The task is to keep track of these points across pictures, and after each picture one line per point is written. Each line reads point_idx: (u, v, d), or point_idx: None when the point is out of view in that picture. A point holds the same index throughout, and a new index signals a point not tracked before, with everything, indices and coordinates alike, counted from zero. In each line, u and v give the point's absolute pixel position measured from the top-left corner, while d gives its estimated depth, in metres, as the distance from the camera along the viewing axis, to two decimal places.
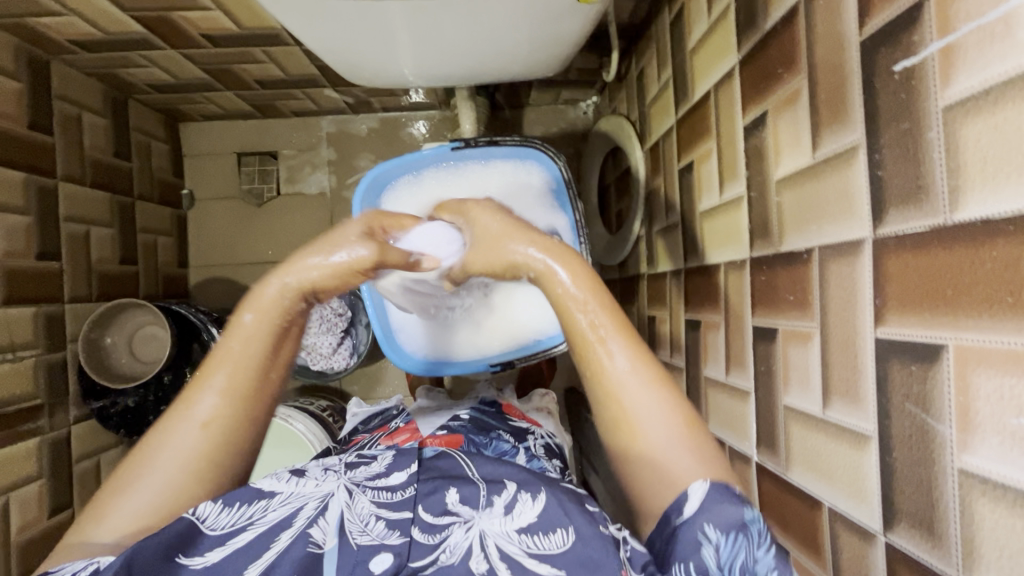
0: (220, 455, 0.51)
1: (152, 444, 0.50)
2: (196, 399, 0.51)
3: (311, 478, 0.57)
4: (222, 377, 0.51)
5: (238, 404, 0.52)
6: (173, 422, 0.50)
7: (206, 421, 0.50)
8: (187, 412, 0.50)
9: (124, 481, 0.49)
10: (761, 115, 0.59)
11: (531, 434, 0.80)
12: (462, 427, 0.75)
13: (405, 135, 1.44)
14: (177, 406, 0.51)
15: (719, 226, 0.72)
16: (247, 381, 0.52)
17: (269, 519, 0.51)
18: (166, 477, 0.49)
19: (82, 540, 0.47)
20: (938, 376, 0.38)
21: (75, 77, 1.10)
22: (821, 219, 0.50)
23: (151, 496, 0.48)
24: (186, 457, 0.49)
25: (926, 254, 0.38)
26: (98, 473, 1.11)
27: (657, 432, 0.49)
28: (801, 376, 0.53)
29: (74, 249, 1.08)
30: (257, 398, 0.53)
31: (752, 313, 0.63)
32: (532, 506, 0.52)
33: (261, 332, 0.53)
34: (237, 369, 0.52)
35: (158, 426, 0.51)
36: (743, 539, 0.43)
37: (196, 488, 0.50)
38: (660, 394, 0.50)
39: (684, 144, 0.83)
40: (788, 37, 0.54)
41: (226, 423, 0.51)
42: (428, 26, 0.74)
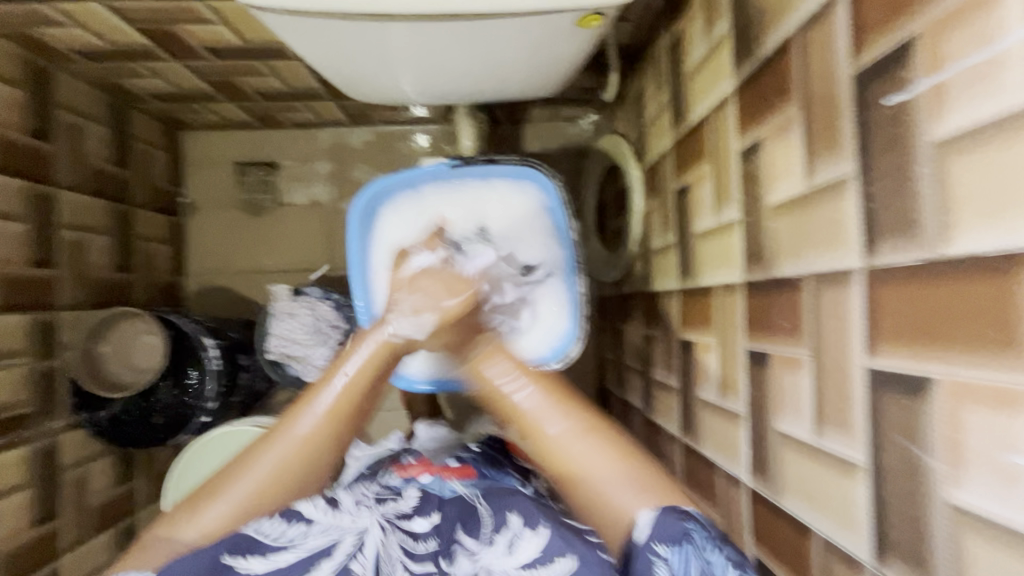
0: (303, 473, 0.59)
1: (258, 448, 0.60)
2: (298, 420, 0.60)
3: (347, 510, 0.61)
4: (325, 405, 0.60)
5: (331, 429, 0.60)
6: (277, 436, 0.60)
7: (304, 437, 0.59)
8: (289, 429, 0.60)
9: (223, 481, 0.59)
10: (756, 142, 0.60)
11: (539, 475, 0.78)
12: (472, 459, 0.77)
13: (405, 148, 1.45)
14: (283, 424, 0.60)
15: (714, 248, 0.72)
16: (344, 408, 0.61)
17: (309, 545, 0.56)
18: (255, 485, 0.58)
19: (173, 536, 0.56)
20: (929, 409, 0.38)
21: (78, 86, 1.10)
22: (813, 247, 0.50)
23: (239, 498, 0.58)
24: (273, 471, 0.58)
25: (917, 287, 0.38)
26: (85, 484, 1.09)
27: (606, 474, 0.57)
28: (794, 403, 0.53)
29: (69, 256, 1.07)
30: (347, 426, 0.61)
31: (745, 336, 0.63)
32: (533, 539, 0.54)
33: (371, 362, 0.63)
34: (338, 399, 0.61)
35: (264, 437, 0.60)
36: (688, 547, 0.48)
37: (276, 497, 0.59)
38: (594, 442, 0.58)
39: (680, 166, 0.84)
40: (782, 66, 0.55)
41: (317, 445, 0.60)
42: (429, 47, 0.75)
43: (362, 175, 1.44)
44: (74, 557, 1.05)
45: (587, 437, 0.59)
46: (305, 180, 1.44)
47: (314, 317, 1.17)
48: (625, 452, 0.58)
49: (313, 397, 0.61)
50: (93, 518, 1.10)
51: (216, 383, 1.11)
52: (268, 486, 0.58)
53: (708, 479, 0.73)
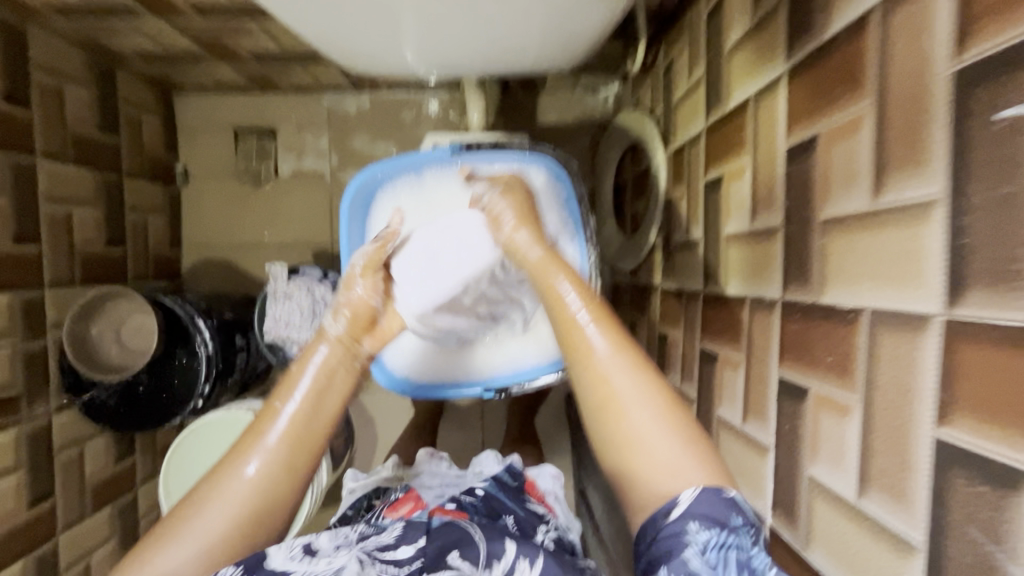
0: (262, 509, 0.56)
1: (209, 489, 0.57)
2: (246, 457, 0.58)
3: (323, 555, 0.54)
4: (277, 434, 0.58)
5: (284, 458, 0.58)
6: (227, 474, 0.57)
7: (252, 475, 0.57)
8: (237, 469, 0.57)
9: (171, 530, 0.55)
10: (810, 140, 0.51)
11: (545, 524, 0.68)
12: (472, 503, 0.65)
13: (411, 117, 1.35)
14: (228, 464, 0.58)
15: (748, 255, 0.64)
16: (292, 435, 0.59)
17: None
18: (206, 527, 0.55)
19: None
20: (1018, 507, 0.31)
21: (56, 44, 1.02)
22: (874, 278, 0.42)
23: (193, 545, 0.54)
24: (229, 512, 0.55)
25: (1019, 357, 0.31)
26: (82, 462, 1.07)
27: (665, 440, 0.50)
28: (833, 452, 0.47)
29: (54, 230, 1.02)
30: (298, 454, 0.59)
31: (779, 362, 0.56)
32: (531, 566, 0.53)
33: (316, 385, 0.61)
34: (290, 425, 0.59)
35: (210, 478, 0.58)
36: (734, 539, 0.43)
37: (236, 537, 0.55)
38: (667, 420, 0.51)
39: (713, 155, 0.74)
40: (853, 51, 0.45)
41: (270, 476, 0.57)
42: (432, 14, 0.65)
43: (365, 145, 1.35)
44: (72, 534, 1.04)
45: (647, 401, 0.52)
46: (306, 150, 1.35)
47: (312, 299, 1.11)
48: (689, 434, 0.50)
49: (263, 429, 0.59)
50: (92, 495, 1.10)
51: (208, 367, 1.06)
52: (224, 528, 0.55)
53: None
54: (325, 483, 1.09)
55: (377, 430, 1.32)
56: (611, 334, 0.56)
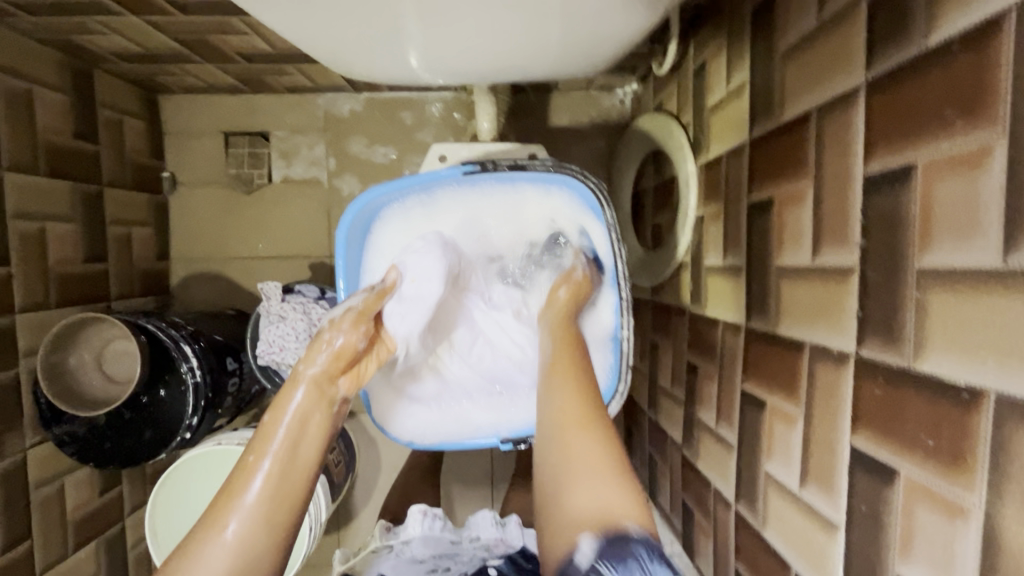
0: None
1: (186, 559, 0.48)
2: (225, 519, 0.49)
3: None
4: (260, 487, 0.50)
5: (268, 514, 0.50)
6: (204, 541, 0.48)
7: (236, 539, 0.48)
8: (214, 538, 0.48)
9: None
10: (901, 169, 0.42)
11: None
12: None
13: (412, 119, 1.25)
14: (200, 531, 0.49)
15: (808, 293, 0.55)
16: (274, 488, 0.50)
17: None
18: None
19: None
20: None
21: (23, 44, 0.93)
22: (1009, 356, 0.33)
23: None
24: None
25: None
26: (64, 498, 1.00)
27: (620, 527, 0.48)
28: (939, 555, 0.38)
29: (25, 249, 0.93)
30: (288, 506, 0.51)
31: (852, 429, 0.48)
32: None
33: (303, 423, 0.53)
34: (272, 478, 0.51)
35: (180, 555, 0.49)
36: (635, 565, 0.45)
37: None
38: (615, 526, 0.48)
39: (759, 173, 0.65)
40: (973, 65, 0.36)
41: (254, 543, 0.49)
42: (440, 16, 0.56)
43: (363, 149, 1.26)
44: None
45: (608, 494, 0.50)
46: (302, 156, 1.26)
47: (308, 321, 1.03)
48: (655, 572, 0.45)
49: (241, 486, 0.50)
50: (75, 532, 1.02)
51: (196, 397, 0.97)
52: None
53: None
54: (324, 520, 1.01)
55: (380, 455, 1.24)
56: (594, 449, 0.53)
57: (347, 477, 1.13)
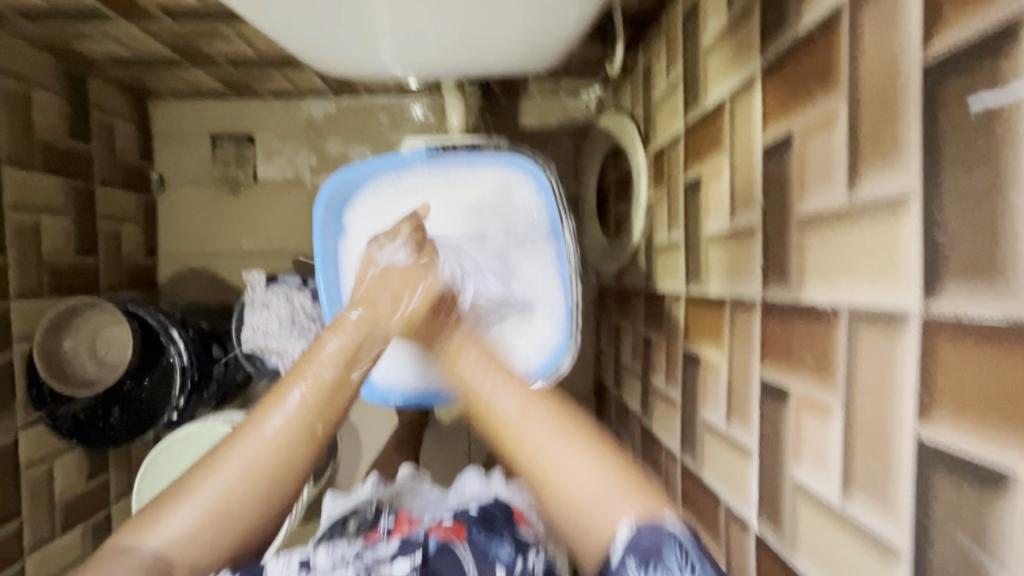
0: (277, 475, 0.57)
1: (225, 447, 0.58)
2: (267, 420, 0.58)
3: None
4: (287, 412, 0.58)
5: (298, 434, 0.58)
6: (245, 436, 0.58)
7: (275, 435, 0.57)
8: (257, 428, 0.58)
9: (188, 486, 0.57)
10: (785, 136, 0.50)
11: (535, 547, 0.65)
12: (466, 518, 0.66)
13: (389, 121, 1.33)
14: (246, 426, 0.58)
15: (727, 255, 0.63)
16: (313, 410, 0.59)
17: None
18: (227, 483, 0.56)
19: (137, 542, 0.54)
20: (1001, 509, 0.29)
21: (21, 49, 0.99)
22: (853, 274, 0.41)
23: (205, 503, 0.55)
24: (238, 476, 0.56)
25: (998, 350, 0.29)
26: (52, 479, 1.03)
27: (597, 485, 0.52)
28: (817, 454, 0.46)
29: (20, 240, 0.99)
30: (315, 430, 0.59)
31: (761, 363, 0.55)
32: None
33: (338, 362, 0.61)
34: (309, 394, 0.59)
35: (227, 441, 0.58)
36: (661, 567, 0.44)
37: (252, 501, 0.57)
38: (573, 440, 0.55)
39: (692, 155, 0.74)
40: (826, 46, 0.45)
41: (287, 442, 0.58)
42: (405, 13, 0.64)
43: (341, 149, 1.33)
44: (41, 556, 1.00)
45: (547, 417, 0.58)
46: (286, 157, 1.33)
47: (290, 308, 1.09)
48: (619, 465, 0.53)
49: (278, 397, 0.59)
50: (62, 514, 1.05)
51: (183, 378, 1.03)
52: (241, 487, 0.56)
53: (711, 511, 0.66)
54: (305, 498, 1.05)
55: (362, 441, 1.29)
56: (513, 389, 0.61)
57: (329, 459, 1.18)
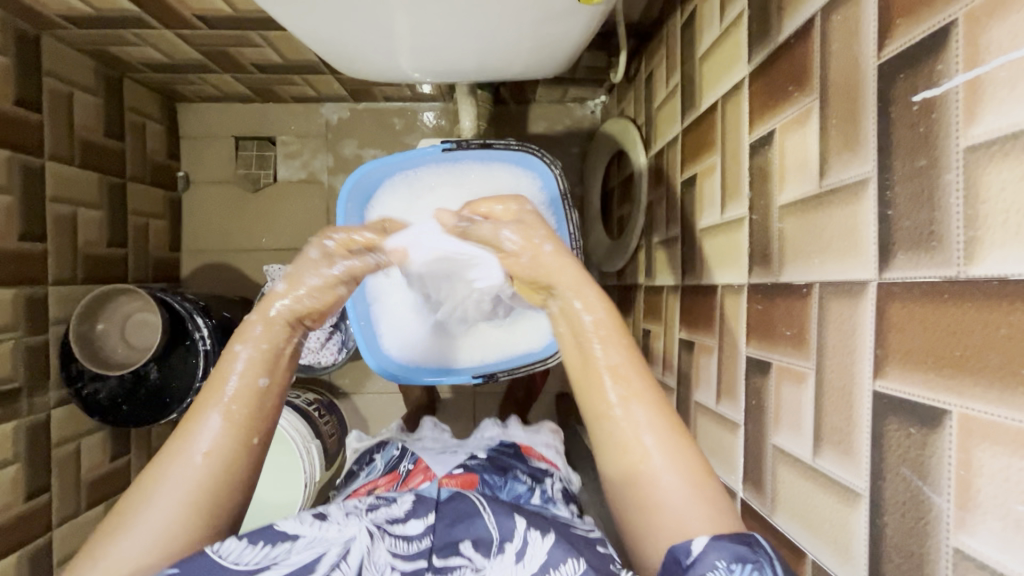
0: (228, 479, 0.52)
1: (150, 479, 0.51)
2: (200, 428, 0.52)
3: (333, 520, 0.55)
4: (221, 413, 0.53)
5: (236, 436, 0.53)
6: (172, 458, 0.51)
7: (208, 451, 0.51)
8: (183, 453, 0.51)
9: (115, 529, 0.49)
10: (768, 133, 0.56)
11: (548, 479, 0.76)
12: (478, 466, 0.73)
13: (403, 125, 1.40)
14: (171, 446, 0.52)
15: (718, 245, 0.68)
16: (245, 411, 0.54)
17: (293, 561, 0.49)
18: (168, 508, 0.49)
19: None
20: (938, 444, 0.34)
21: (66, 52, 1.07)
22: (823, 253, 0.46)
23: (143, 541, 0.48)
24: (172, 507, 0.49)
25: (933, 307, 0.34)
26: (79, 458, 1.08)
27: (670, 478, 0.49)
28: (793, 418, 0.50)
29: (59, 229, 1.05)
30: (255, 424, 0.54)
31: (746, 342, 0.60)
32: (543, 539, 0.53)
33: (263, 355, 0.57)
34: (237, 405, 0.54)
35: (153, 468, 0.51)
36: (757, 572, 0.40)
37: (193, 532, 0.49)
38: (672, 447, 0.50)
39: (688, 155, 0.79)
40: (801, 52, 0.50)
41: (224, 459, 0.52)
42: (425, 21, 0.70)
43: (357, 151, 1.40)
44: (68, 530, 1.05)
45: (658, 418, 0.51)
46: (305, 158, 1.40)
47: None
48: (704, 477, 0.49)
49: (208, 408, 0.53)
50: (87, 493, 1.10)
51: (206, 362, 1.08)
52: (177, 516, 0.49)
53: None
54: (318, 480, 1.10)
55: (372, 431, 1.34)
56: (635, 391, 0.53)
57: (341, 446, 1.23)
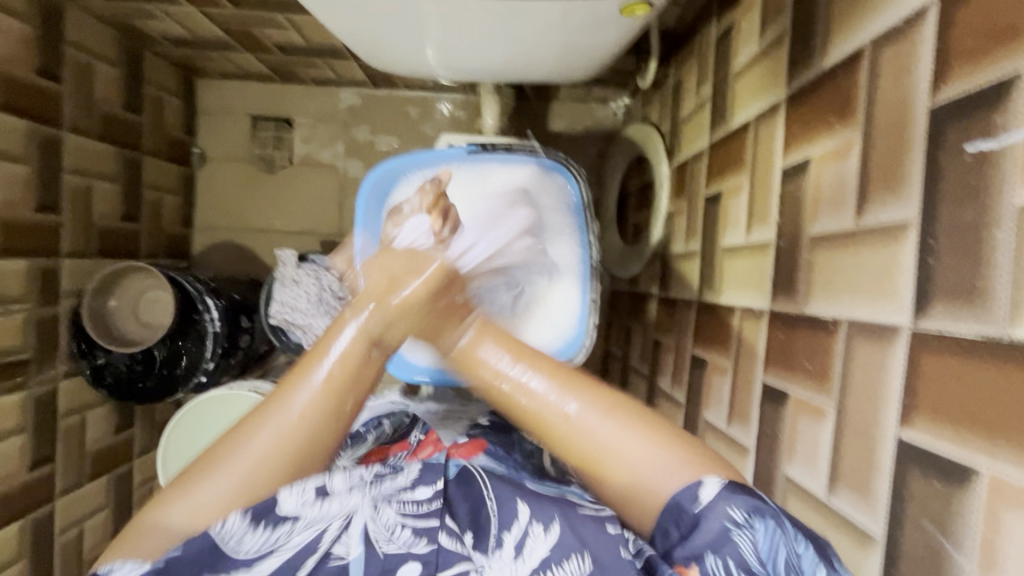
0: (309, 446, 0.54)
1: (243, 432, 0.54)
2: (293, 395, 0.55)
3: (336, 495, 0.53)
4: (325, 373, 0.55)
5: (328, 403, 0.55)
6: (272, 410, 0.54)
7: (302, 413, 0.54)
8: (285, 403, 0.54)
9: (211, 462, 0.53)
10: (804, 160, 0.55)
11: None
12: (482, 431, 0.77)
13: (418, 114, 1.39)
14: (269, 406, 0.55)
15: (740, 266, 0.68)
16: (341, 379, 0.56)
17: (294, 543, 0.51)
18: (247, 464, 0.52)
19: (162, 519, 0.51)
20: (965, 501, 0.34)
21: (89, 23, 1.06)
22: (854, 291, 0.46)
23: (231, 483, 0.52)
24: (259, 455, 0.53)
25: (972, 364, 0.34)
26: (84, 430, 1.09)
27: (646, 461, 0.49)
28: (808, 452, 0.50)
29: (74, 201, 1.05)
30: (347, 396, 0.56)
31: (764, 368, 0.59)
32: (545, 532, 0.51)
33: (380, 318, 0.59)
34: (336, 368, 0.56)
35: (253, 417, 0.55)
36: (777, 530, 0.43)
37: (271, 479, 0.53)
38: (618, 418, 0.52)
39: (714, 171, 0.78)
40: (846, 83, 0.49)
41: (316, 418, 0.54)
42: (459, 22, 0.70)
43: (370, 137, 1.39)
44: (71, 500, 1.05)
45: (589, 394, 0.53)
46: (322, 141, 1.39)
47: (318, 286, 1.11)
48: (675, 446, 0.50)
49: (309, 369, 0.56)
50: (90, 464, 1.10)
51: (214, 344, 1.09)
52: (265, 463, 0.53)
53: None
54: None
55: None
56: (537, 366, 0.56)
57: None
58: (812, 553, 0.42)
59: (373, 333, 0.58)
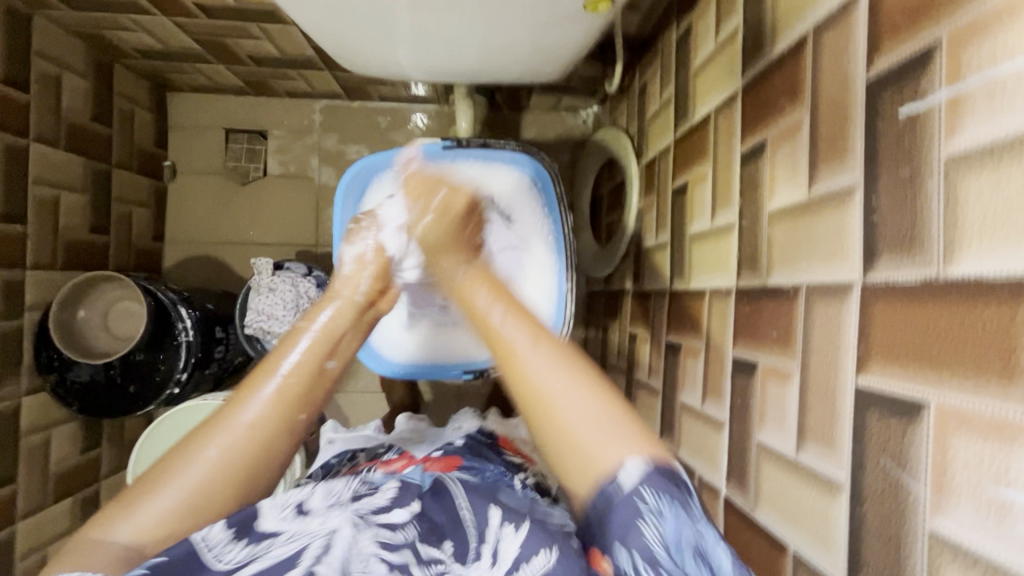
0: (258, 463, 0.55)
1: (200, 437, 0.54)
2: (242, 407, 0.56)
3: (316, 516, 0.53)
4: (272, 388, 0.57)
5: (280, 413, 0.56)
6: (222, 422, 0.55)
7: (252, 423, 0.55)
8: (230, 419, 0.55)
9: (157, 478, 0.52)
10: (760, 144, 0.58)
11: (525, 470, 0.77)
12: (459, 450, 0.77)
13: (390, 123, 1.41)
14: (223, 414, 0.56)
15: (708, 250, 0.71)
16: (293, 390, 0.58)
17: (273, 555, 0.47)
18: (199, 477, 0.52)
19: (105, 535, 0.49)
20: (917, 432, 0.36)
21: (58, 34, 1.06)
22: (810, 257, 0.49)
23: (179, 493, 0.51)
24: (213, 468, 0.53)
25: (913, 306, 0.37)
26: (48, 449, 1.04)
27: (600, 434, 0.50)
28: (777, 415, 0.52)
29: (40, 212, 1.03)
30: (299, 403, 0.58)
31: (733, 344, 0.62)
32: (516, 530, 0.54)
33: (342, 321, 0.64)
34: (285, 381, 0.58)
35: (205, 427, 0.55)
36: (680, 513, 0.45)
37: (220, 496, 0.53)
38: (571, 368, 0.54)
39: (681, 163, 0.82)
40: (794, 67, 0.53)
41: (268, 427, 0.56)
42: (431, 22, 0.72)
43: (340, 147, 1.40)
44: (33, 523, 1.00)
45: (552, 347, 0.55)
46: (297, 152, 1.39)
47: (295, 293, 1.13)
48: (611, 396, 0.53)
49: (257, 384, 0.57)
50: (54, 485, 1.05)
51: (187, 354, 1.06)
52: (218, 476, 0.53)
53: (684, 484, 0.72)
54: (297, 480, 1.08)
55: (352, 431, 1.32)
56: (518, 317, 0.58)
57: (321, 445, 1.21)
58: (714, 527, 0.45)
59: (325, 342, 0.62)
